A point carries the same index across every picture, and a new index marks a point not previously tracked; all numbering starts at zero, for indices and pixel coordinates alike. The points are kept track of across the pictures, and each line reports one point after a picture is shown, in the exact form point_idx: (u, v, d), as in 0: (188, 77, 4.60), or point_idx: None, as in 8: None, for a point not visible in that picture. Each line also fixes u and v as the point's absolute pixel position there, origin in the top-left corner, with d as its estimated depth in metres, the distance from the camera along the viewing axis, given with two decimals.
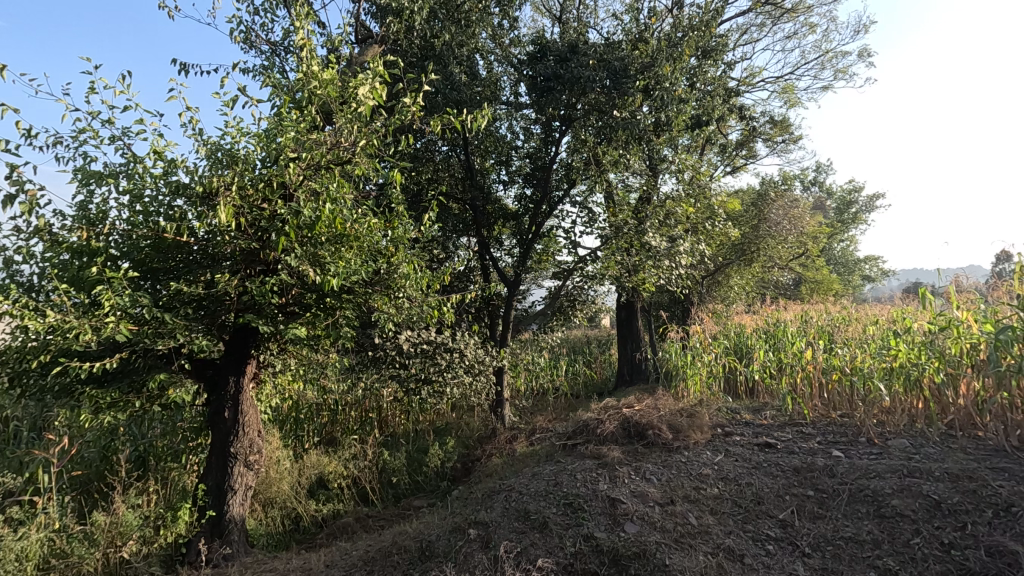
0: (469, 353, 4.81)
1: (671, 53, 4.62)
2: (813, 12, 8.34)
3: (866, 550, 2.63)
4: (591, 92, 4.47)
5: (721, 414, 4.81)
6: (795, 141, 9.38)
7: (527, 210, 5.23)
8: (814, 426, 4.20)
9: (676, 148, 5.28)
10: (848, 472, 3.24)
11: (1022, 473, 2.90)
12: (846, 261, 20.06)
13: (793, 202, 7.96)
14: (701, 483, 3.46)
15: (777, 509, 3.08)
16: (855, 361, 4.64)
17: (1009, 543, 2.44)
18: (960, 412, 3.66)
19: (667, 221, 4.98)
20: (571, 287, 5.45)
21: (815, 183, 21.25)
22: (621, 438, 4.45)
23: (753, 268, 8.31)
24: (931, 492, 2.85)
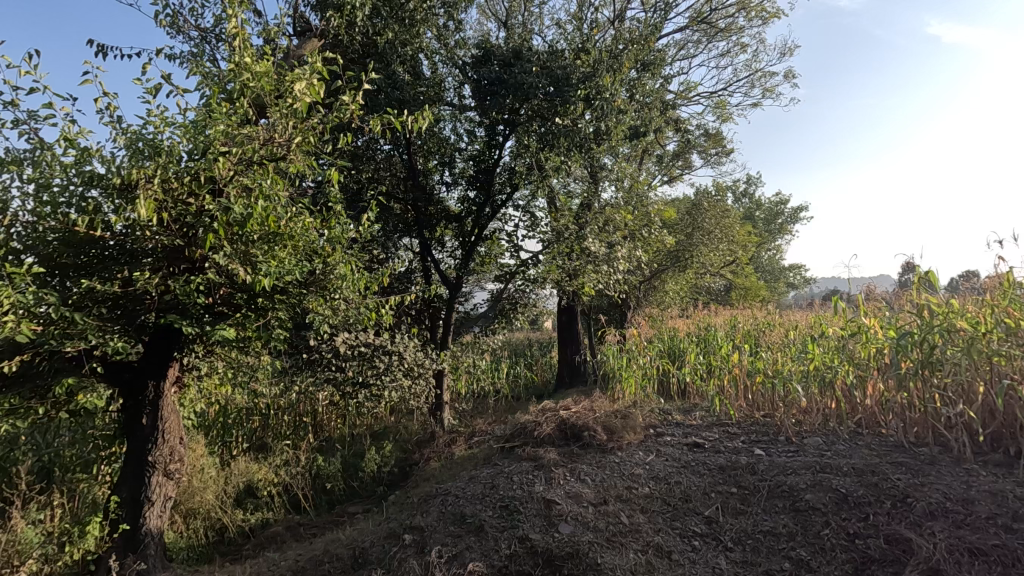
0: (409, 356, 4.75)
1: (612, 65, 4.75)
2: (745, 32, 8.79)
3: (781, 542, 2.81)
4: (533, 98, 4.53)
5: (653, 415, 5.00)
6: (727, 153, 9.85)
7: (470, 212, 5.15)
8: (738, 426, 4.43)
9: (616, 157, 5.43)
10: (768, 469, 3.44)
11: (917, 467, 3.16)
12: (773, 269, 21.29)
13: (724, 212, 8.36)
14: (633, 483, 3.58)
15: (703, 506, 3.23)
16: (776, 365, 4.93)
17: (904, 531, 2.63)
18: (867, 412, 3.97)
19: (605, 226, 5.12)
20: (512, 290, 5.47)
21: (744, 194, 22.44)
22: (558, 440, 4.52)
23: (688, 275, 8.56)
24: (839, 486, 3.06)
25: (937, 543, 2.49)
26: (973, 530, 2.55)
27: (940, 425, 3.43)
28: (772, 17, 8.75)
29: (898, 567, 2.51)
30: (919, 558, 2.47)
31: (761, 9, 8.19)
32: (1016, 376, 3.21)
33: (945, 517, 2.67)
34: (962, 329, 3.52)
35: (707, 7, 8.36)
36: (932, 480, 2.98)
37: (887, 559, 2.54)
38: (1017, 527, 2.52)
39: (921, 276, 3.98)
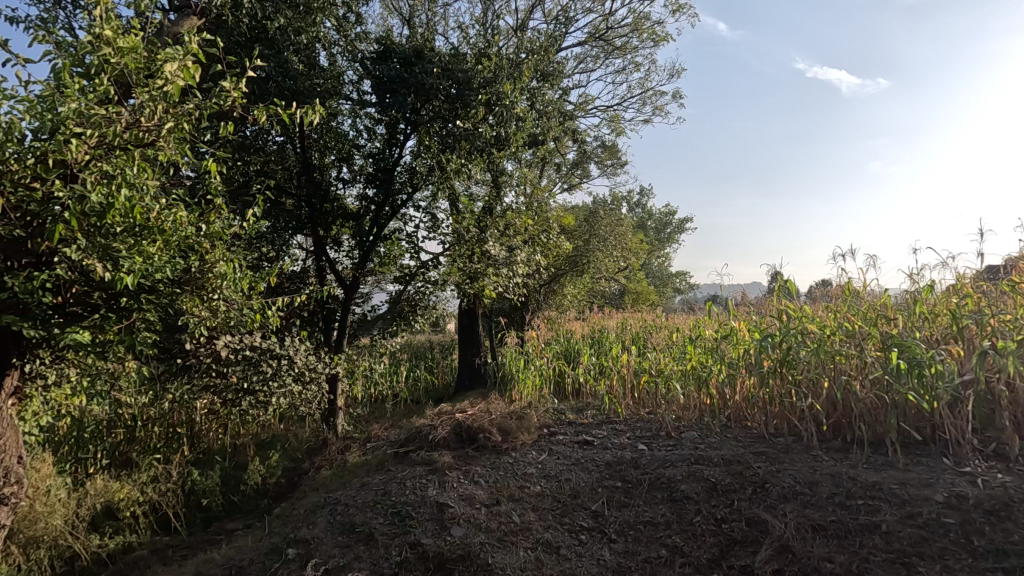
0: (299, 360, 4.47)
1: (513, 72, 4.82)
2: (638, 52, 9.33)
3: (659, 531, 2.99)
4: (434, 100, 4.51)
5: (548, 415, 5.14)
6: (621, 165, 10.39)
7: (369, 211, 4.96)
8: (626, 423, 4.69)
9: (517, 163, 5.53)
10: (649, 463, 3.68)
11: (774, 455, 3.51)
12: (661, 274, 22.84)
13: (618, 221, 8.80)
14: (526, 482, 3.66)
15: (590, 501, 3.38)
16: (660, 365, 5.27)
17: (762, 512, 2.87)
18: (734, 407, 4.36)
19: (506, 230, 5.19)
20: (412, 291, 5.35)
21: (637, 204, 23.86)
22: (454, 443, 4.51)
23: (585, 280, 8.87)
24: (710, 475, 3.33)
25: (787, 522, 2.72)
26: (816, 508, 2.80)
27: (794, 417, 3.85)
28: (662, 40, 9.37)
29: (755, 547, 2.69)
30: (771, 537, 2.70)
31: (653, 32, 8.73)
32: (853, 372, 3.66)
33: (795, 499, 2.92)
34: (812, 332, 3.98)
35: (604, 24, 8.76)
36: (785, 466, 3.31)
37: (746, 539, 2.74)
38: (851, 503, 2.77)
39: (780, 285, 4.54)
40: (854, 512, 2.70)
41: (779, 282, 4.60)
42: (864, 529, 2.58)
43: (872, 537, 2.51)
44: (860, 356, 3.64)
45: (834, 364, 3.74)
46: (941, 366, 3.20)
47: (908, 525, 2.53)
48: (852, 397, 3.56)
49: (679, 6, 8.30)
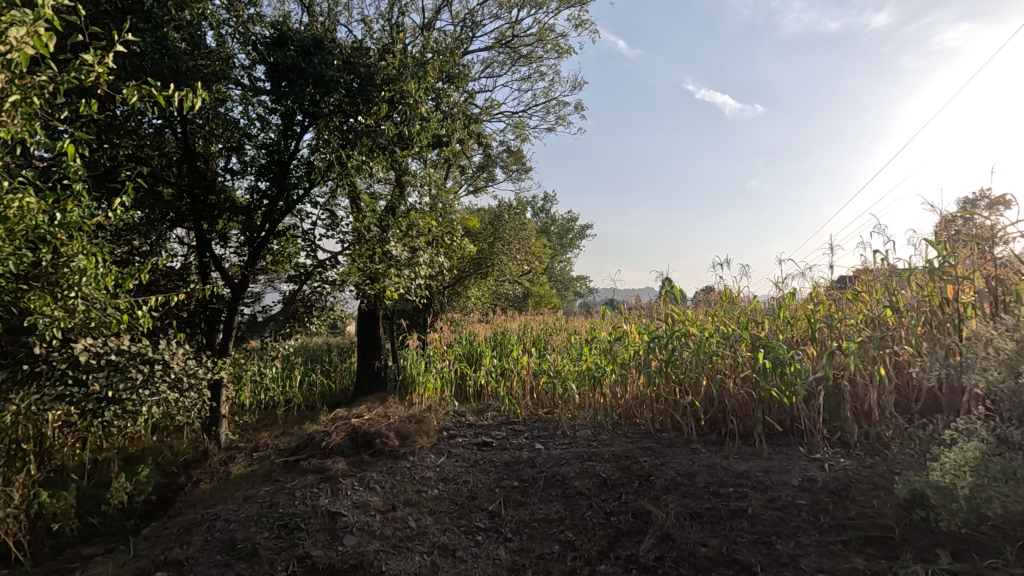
0: (176, 365, 4.09)
1: (417, 71, 4.76)
2: (543, 62, 9.58)
3: (552, 527, 3.08)
4: (334, 93, 4.30)
5: (447, 418, 5.11)
6: (526, 171, 10.59)
7: (259, 205, 4.61)
8: (524, 424, 4.79)
9: (421, 162, 5.45)
10: (545, 461, 3.78)
11: (659, 449, 3.76)
12: (563, 279, 23.64)
13: (521, 225, 8.96)
14: (423, 486, 3.62)
15: (488, 501, 3.41)
16: (558, 366, 5.45)
17: (646, 504, 3.04)
18: (625, 406, 4.55)
19: (409, 231, 5.07)
20: (308, 291, 5.07)
21: (541, 210, 24.50)
22: (349, 449, 4.34)
23: (489, 282, 8.90)
24: (601, 471, 3.48)
25: (669, 512, 2.92)
26: (693, 497, 3.03)
27: (676, 413, 4.15)
28: (566, 52, 9.69)
29: (640, 536, 2.85)
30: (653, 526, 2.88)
31: (556, 44, 9.01)
32: (728, 370, 4.01)
33: (676, 490, 3.13)
34: (694, 334, 4.31)
35: (510, 31, 8.91)
36: (668, 459, 3.54)
37: (632, 530, 2.90)
38: (723, 491, 3.02)
39: (667, 291, 4.89)
40: (726, 498, 2.95)
41: (668, 287, 4.92)
42: (733, 514, 2.81)
43: (740, 520, 2.74)
44: (733, 356, 3.99)
45: (711, 363, 4.07)
46: (799, 364, 3.58)
47: (769, 507, 2.78)
48: (725, 393, 3.91)
49: (581, 21, 8.64)
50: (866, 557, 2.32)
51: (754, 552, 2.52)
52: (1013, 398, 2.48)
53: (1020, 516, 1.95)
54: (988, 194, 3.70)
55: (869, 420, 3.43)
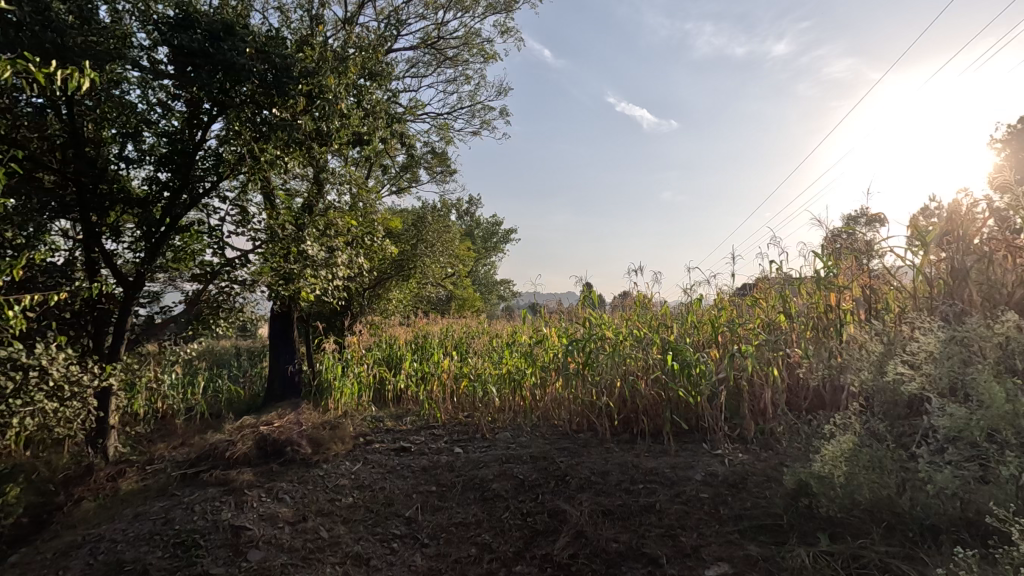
0: (56, 372, 3.64)
1: (338, 66, 4.60)
2: (469, 66, 9.59)
3: (470, 530, 3.06)
4: (247, 82, 4.00)
5: (364, 424, 4.98)
6: (450, 173, 10.54)
7: (158, 197, 4.22)
8: (443, 428, 4.75)
9: (341, 160, 5.30)
10: (464, 465, 3.77)
11: (575, 449, 3.86)
12: (486, 282, 23.78)
13: (445, 228, 8.88)
14: (337, 495, 3.50)
15: (405, 507, 3.34)
16: (479, 370, 5.46)
17: (562, 504, 3.11)
18: (544, 408, 4.64)
19: (326, 230, 4.83)
20: (214, 292, 4.74)
21: (465, 213, 24.50)
22: (256, 459, 4.11)
23: (411, 284, 8.62)
24: (519, 473, 3.52)
25: (583, 510, 3.00)
26: (605, 495, 3.13)
27: (592, 414, 4.28)
28: (491, 58, 9.76)
29: (555, 535, 2.90)
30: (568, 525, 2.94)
31: (482, 49, 9.06)
32: (639, 372, 4.17)
33: (590, 489, 3.23)
34: (609, 338, 4.48)
35: (436, 33, 8.85)
36: (583, 458, 3.65)
37: (548, 530, 2.95)
38: (633, 488, 3.15)
39: (586, 296, 5.08)
40: (636, 495, 3.08)
41: (585, 293, 5.11)
42: (643, 509, 2.94)
43: (648, 515, 2.87)
44: (645, 359, 4.18)
45: (625, 366, 4.23)
46: (703, 366, 3.83)
47: (675, 502, 2.94)
48: (638, 394, 4.08)
49: (507, 28, 8.74)
50: (758, 544, 2.50)
51: (661, 545, 2.64)
52: (882, 395, 2.79)
53: (885, 500, 2.18)
54: (866, 212, 4.12)
55: (764, 417, 3.70)
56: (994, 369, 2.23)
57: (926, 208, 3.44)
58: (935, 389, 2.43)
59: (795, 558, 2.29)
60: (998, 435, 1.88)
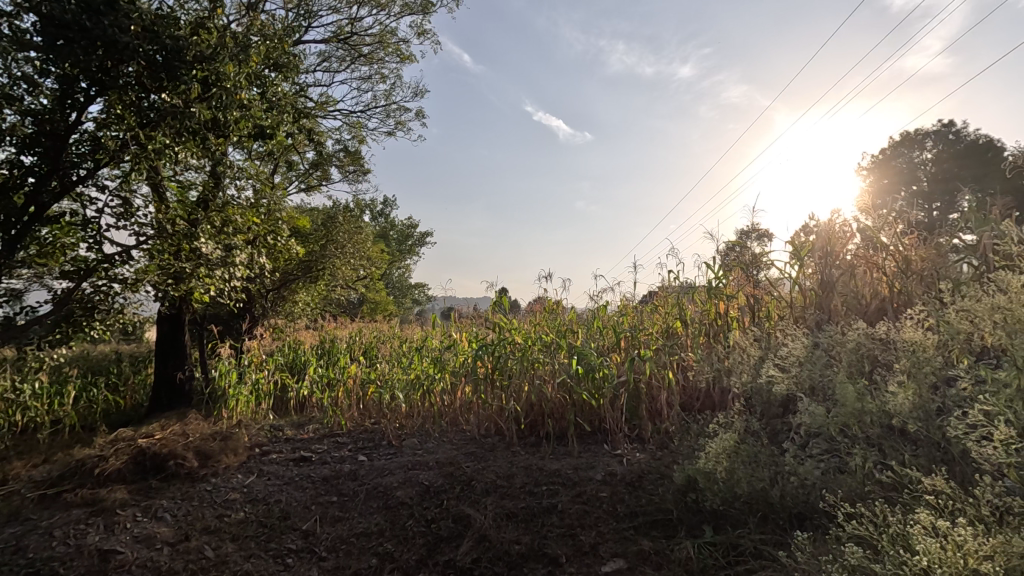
0: None
1: (237, 53, 4.17)
2: (385, 65, 9.39)
3: (371, 541, 2.91)
4: (131, 62, 3.55)
5: (261, 433, 4.69)
6: (363, 173, 10.23)
7: (18, 183, 3.63)
8: (348, 436, 4.57)
9: (244, 154, 5.11)
10: (367, 473, 3.61)
11: (481, 454, 3.79)
12: (400, 286, 23.39)
13: (357, 228, 8.48)
14: (226, 511, 3.27)
15: (301, 520, 3.16)
16: (386, 376, 5.30)
17: (468, 509, 3.01)
18: (452, 412, 4.57)
19: (223, 227, 4.43)
20: (89, 291, 4.22)
21: (380, 215, 23.97)
22: (132, 475, 3.74)
23: (319, 287, 8.12)
24: (424, 479, 3.37)
25: (489, 514, 2.95)
26: (510, 498, 3.11)
27: (500, 419, 4.23)
28: (408, 58, 9.63)
29: (459, 540, 2.83)
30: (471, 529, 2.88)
31: (397, 49, 8.91)
32: (546, 376, 4.21)
33: (495, 493, 3.17)
34: (518, 343, 4.55)
35: (349, 28, 8.56)
36: (489, 462, 3.59)
37: (452, 536, 2.86)
38: (537, 490, 3.17)
39: (496, 301, 5.12)
40: (539, 496, 3.10)
41: (496, 298, 5.16)
42: (545, 510, 2.96)
43: (550, 516, 2.90)
44: (552, 363, 4.27)
45: (533, 370, 4.30)
46: (606, 369, 4.00)
47: (576, 501, 3.00)
48: (543, 396, 4.13)
49: (423, 30, 8.68)
50: (651, 538, 2.62)
51: (561, 544, 2.69)
52: (760, 395, 3.03)
53: (761, 492, 2.36)
54: (755, 227, 4.47)
55: (660, 417, 3.88)
56: (849, 371, 2.50)
57: (805, 225, 3.79)
58: (801, 388, 2.67)
59: (682, 550, 2.43)
60: (850, 430, 2.10)
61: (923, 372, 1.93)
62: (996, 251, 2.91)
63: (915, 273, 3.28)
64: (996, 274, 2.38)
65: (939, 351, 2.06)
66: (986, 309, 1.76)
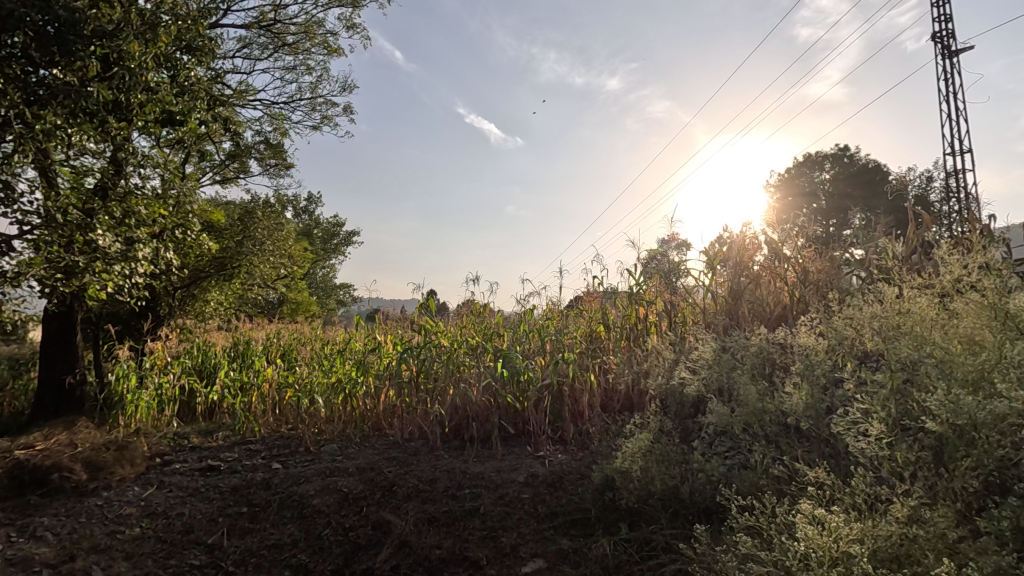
0: None
1: (144, 31, 3.76)
2: (312, 56, 9.03)
3: (283, 552, 2.77)
4: (16, 31, 3.18)
5: (163, 441, 4.34)
6: (286, 167, 9.76)
7: None
8: (261, 443, 4.33)
9: (151, 140, 4.75)
10: (282, 481, 3.41)
11: (404, 459, 3.68)
12: (324, 286, 22.65)
13: (278, 225, 8.04)
14: (119, 527, 3.00)
15: (206, 534, 2.95)
16: (305, 379, 5.02)
17: (388, 515, 2.93)
18: (375, 416, 4.41)
19: (123, 220, 4.01)
20: None
21: (304, 212, 23.08)
22: (7, 491, 3.35)
23: (235, 285, 7.42)
24: (343, 486, 3.24)
25: (409, 519, 2.88)
26: (433, 502, 3.06)
27: (424, 423, 4.12)
28: (336, 52, 9.31)
29: (377, 548, 2.74)
30: (391, 536, 2.80)
31: (325, 41, 8.60)
32: (472, 379, 4.18)
33: (417, 497, 3.11)
34: (444, 346, 4.50)
35: (272, 15, 8.16)
36: (412, 467, 3.49)
37: (371, 544, 2.76)
38: (460, 493, 3.13)
39: (422, 303, 5.04)
40: (462, 500, 3.07)
41: (423, 300, 5.07)
42: (467, 513, 2.94)
43: (472, 519, 2.89)
44: (478, 366, 4.26)
45: (459, 373, 4.26)
46: (531, 373, 4.06)
47: (498, 504, 3.00)
48: (468, 400, 4.08)
49: (353, 24, 8.45)
50: (569, 538, 2.68)
51: (482, 547, 2.68)
52: (674, 396, 3.17)
53: (672, 489, 2.47)
54: (674, 237, 4.70)
55: (582, 419, 3.94)
56: (751, 373, 2.69)
57: (719, 236, 4.02)
58: (710, 389, 2.83)
59: (598, 548, 2.49)
60: (751, 428, 2.26)
61: (815, 374, 2.10)
62: (877, 265, 3.23)
63: (812, 284, 3.57)
64: (876, 286, 2.65)
65: (829, 355, 2.25)
66: (867, 318, 1.94)
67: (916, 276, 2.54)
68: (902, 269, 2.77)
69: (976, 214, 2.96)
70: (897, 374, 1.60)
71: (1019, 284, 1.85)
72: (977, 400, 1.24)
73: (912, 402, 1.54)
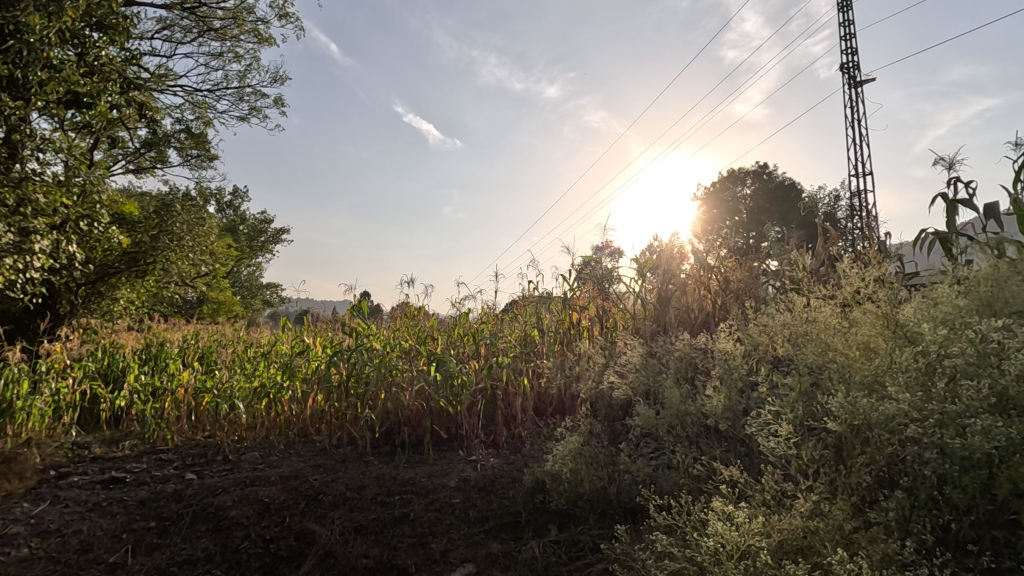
0: None
1: (46, 2, 3.43)
2: (240, 43, 8.59)
3: (195, 569, 2.60)
4: None
5: (59, 452, 3.97)
6: (209, 158, 9.18)
7: None
8: (174, 452, 4.05)
9: (53, 124, 4.35)
10: (196, 492, 3.19)
11: (331, 466, 3.54)
12: (250, 285, 21.70)
13: (200, 219, 7.52)
14: (2, 548, 2.72)
15: (107, 552, 2.71)
16: (226, 383, 4.69)
17: (312, 525, 2.81)
18: (302, 422, 4.21)
19: (18, 208, 3.62)
20: None
21: (229, 207, 21.95)
22: None
23: (149, 284, 6.96)
24: (264, 496, 3.07)
25: (335, 529, 2.78)
26: (361, 511, 2.96)
27: (354, 428, 4.01)
28: (266, 40, 8.93)
29: (300, 560, 2.63)
30: (315, 547, 2.69)
31: (254, 28, 8.22)
32: (403, 383, 4.09)
33: (344, 505, 3.00)
34: (376, 349, 4.38)
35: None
36: (340, 475, 3.37)
37: (293, 556, 2.64)
38: (389, 500, 3.06)
39: (354, 305, 4.89)
40: (391, 507, 3.00)
41: (354, 300, 4.90)
42: (396, 520, 2.87)
43: (401, 527, 2.82)
44: (411, 369, 4.18)
45: (391, 377, 4.16)
46: (465, 377, 4.02)
47: (428, 510, 2.95)
48: (400, 405, 3.98)
49: (286, 13, 8.13)
50: (499, 541, 2.68)
51: (411, 554, 2.62)
52: (605, 399, 3.24)
53: (600, 490, 2.53)
54: (608, 244, 4.83)
55: (515, 422, 3.93)
56: (676, 377, 2.80)
57: (649, 244, 4.17)
58: (637, 392, 2.92)
59: (528, 550, 2.51)
60: (675, 429, 2.34)
61: (733, 378, 2.23)
62: (789, 276, 3.46)
63: (732, 292, 3.78)
64: (789, 296, 2.83)
65: (746, 360, 2.38)
66: (780, 326, 2.07)
67: (822, 287, 2.75)
68: (811, 280, 2.99)
69: (874, 231, 3.25)
70: (805, 378, 1.71)
71: (909, 297, 2.04)
72: (871, 402, 1.35)
73: (816, 404, 1.65)
